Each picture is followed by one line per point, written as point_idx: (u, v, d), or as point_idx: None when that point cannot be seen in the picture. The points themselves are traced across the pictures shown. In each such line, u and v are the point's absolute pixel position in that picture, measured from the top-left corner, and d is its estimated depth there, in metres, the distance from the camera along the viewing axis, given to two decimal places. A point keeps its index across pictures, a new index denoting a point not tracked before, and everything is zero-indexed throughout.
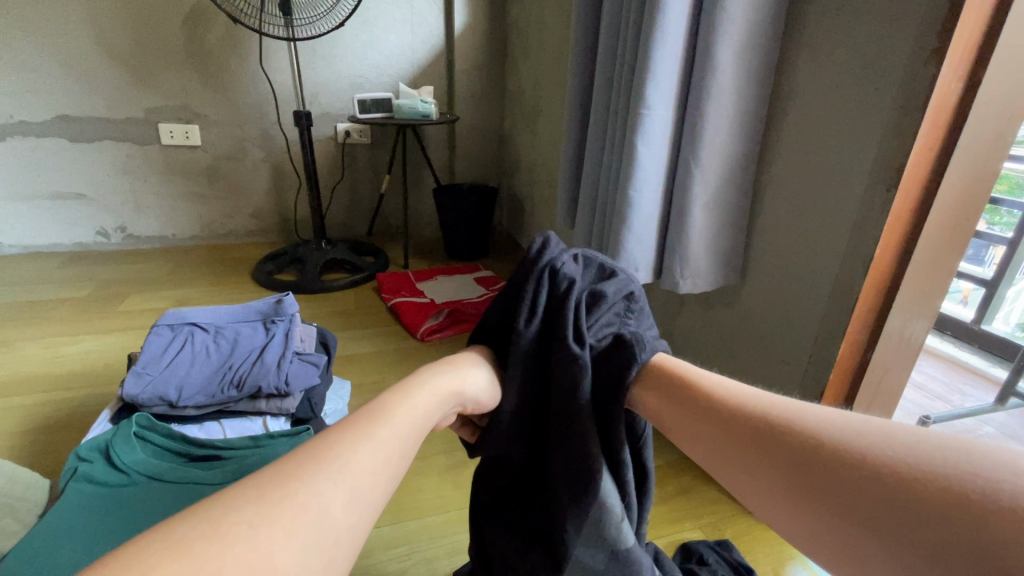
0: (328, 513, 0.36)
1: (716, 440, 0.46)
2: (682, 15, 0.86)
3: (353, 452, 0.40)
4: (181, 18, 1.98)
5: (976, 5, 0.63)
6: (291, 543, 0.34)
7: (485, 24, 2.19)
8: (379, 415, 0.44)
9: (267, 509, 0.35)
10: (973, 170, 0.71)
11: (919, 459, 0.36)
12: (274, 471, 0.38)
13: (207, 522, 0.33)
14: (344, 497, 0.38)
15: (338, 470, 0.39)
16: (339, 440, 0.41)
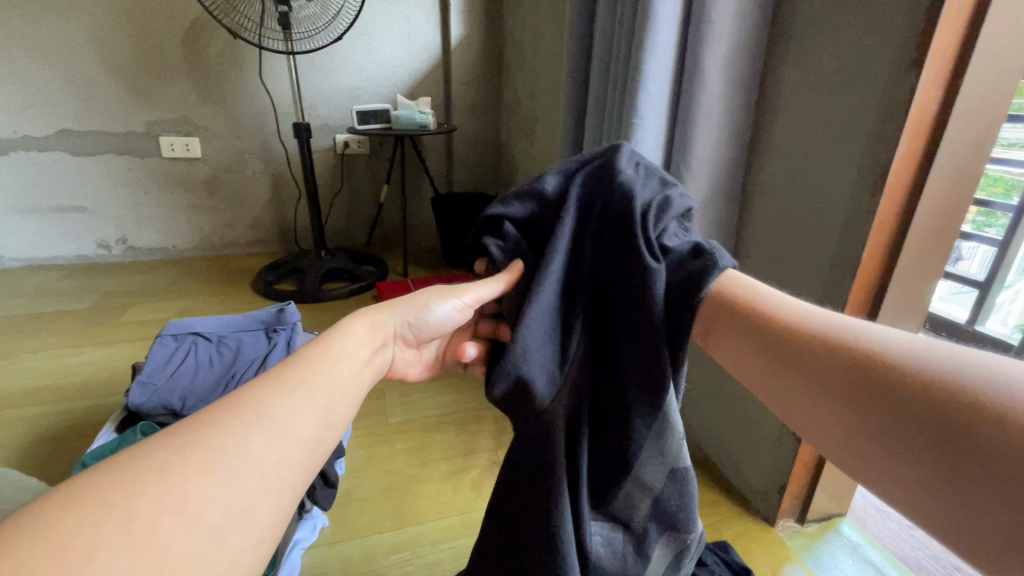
0: (246, 455, 0.37)
1: (764, 354, 0.45)
2: (671, 29, 0.88)
3: (284, 394, 0.43)
4: (181, 32, 2.01)
5: (953, 17, 0.65)
6: (210, 487, 0.35)
7: (481, 35, 2.22)
8: (314, 363, 0.48)
9: (182, 456, 0.36)
10: (954, 174, 0.73)
11: (951, 366, 0.35)
12: (197, 419, 0.39)
13: (119, 474, 0.33)
14: (266, 442, 0.39)
15: (258, 419, 0.40)
16: (268, 381, 0.44)
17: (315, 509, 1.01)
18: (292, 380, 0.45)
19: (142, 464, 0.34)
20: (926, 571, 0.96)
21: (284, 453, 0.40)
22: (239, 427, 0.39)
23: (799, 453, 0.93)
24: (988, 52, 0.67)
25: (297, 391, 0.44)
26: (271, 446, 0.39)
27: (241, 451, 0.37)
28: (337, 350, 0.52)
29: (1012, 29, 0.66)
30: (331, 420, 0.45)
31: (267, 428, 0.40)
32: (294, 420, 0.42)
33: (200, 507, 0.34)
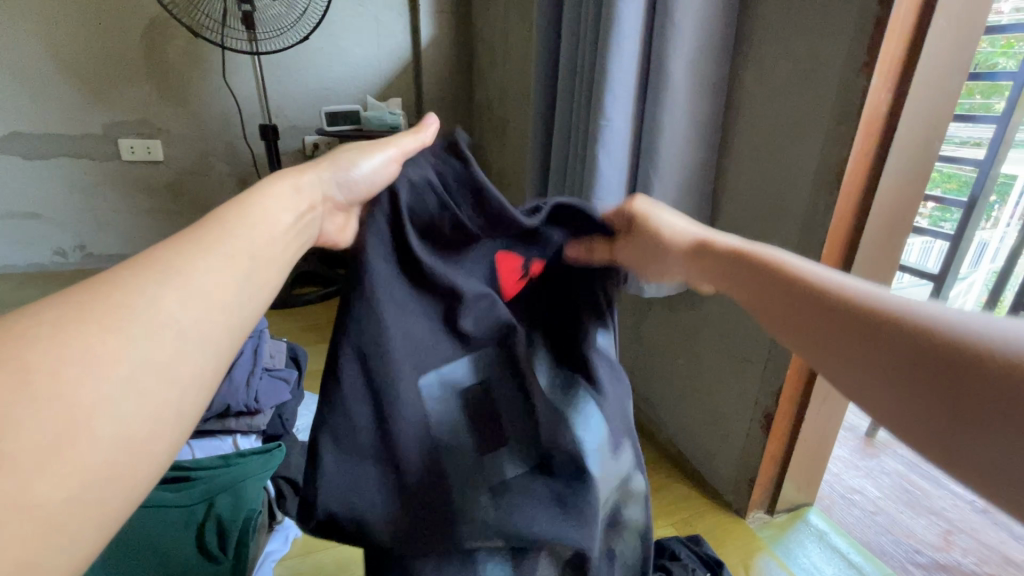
0: (164, 319, 0.34)
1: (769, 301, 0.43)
2: (636, 32, 0.90)
3: (194, 265, 0.37)
4: (140, 32, 1.94)
5: (899, 21, 0.67)
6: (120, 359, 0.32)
7: (451, 36, 2.21)
8: (221, 235, 0.40)
9: (100, 324, 0.32)
10: (905, 174, 0.76)
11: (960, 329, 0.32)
12: (119, 276, 0.35)
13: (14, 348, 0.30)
14: (183, 302, 0.36)
15: (178, 279, 0.36)
16: (164, 254, 0.38)
17: (287, 519, 0.99)
18: (205, 250, 0.39)
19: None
20: (888, 555, 1.00)
21: (180, 335, 0.35)
22: (134, 302, 0.34)
23: (767, 446, 0.96)
24: (934, 57, 0.70)
25: (205, 265, 0.38)
26: (177, 334, 0.34)
27: (123, 336, 0.32)
28: (255, 218, 0.43)
29: (954, 36, 0.69)
30: (252, 286, 0.40)
31: (170, 312, 0.35)
32: (202, 296, 0.36)
33: (92, 404, 0.30)
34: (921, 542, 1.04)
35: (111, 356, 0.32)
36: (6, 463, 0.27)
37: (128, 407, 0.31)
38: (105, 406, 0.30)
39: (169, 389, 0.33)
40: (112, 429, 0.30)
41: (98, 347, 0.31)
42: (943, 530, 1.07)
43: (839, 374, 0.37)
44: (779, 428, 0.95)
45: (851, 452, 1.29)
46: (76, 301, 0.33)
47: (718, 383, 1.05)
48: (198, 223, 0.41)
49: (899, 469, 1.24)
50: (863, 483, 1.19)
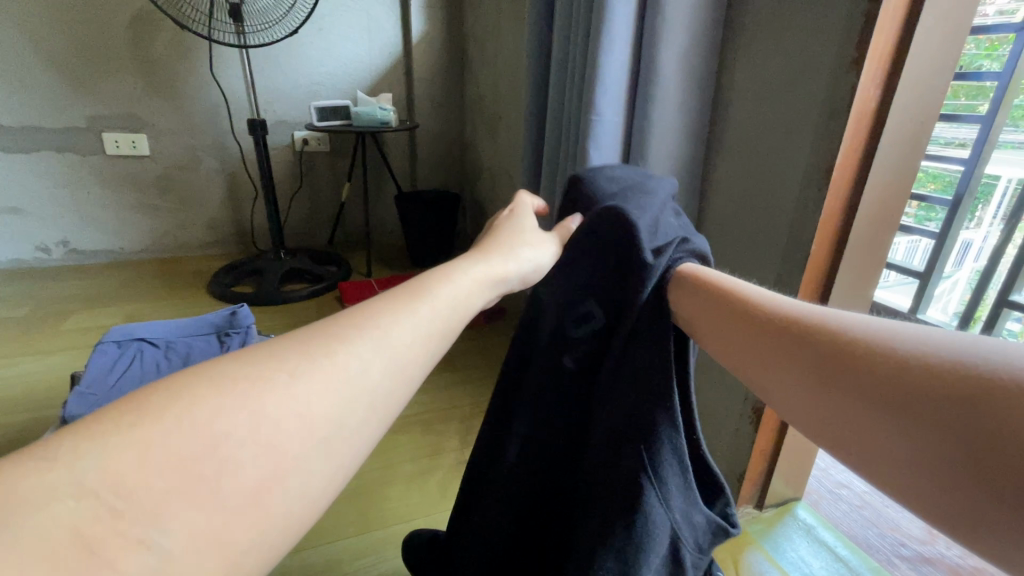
0: (370, 375, 0.33)
1: (748, 332, 0.41)
2: (626, 27, 0.90)
3: (389, 321, 0.37)
4: (125, 23, 1.91)
5: (889, 16, 0.67)
6: (324, 398, 0.31)
7: (443, 31, 2.20)
8: (416, 297, 0.39)
9: (311, 357, 0.32)
10: (894, 170, 0.77)
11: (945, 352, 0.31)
12: (321, 327, 0.35)
13: (221, 380, 0.29)
14: (389, 363, 0.35)
15: (382, 334, 0.36)
16: (371, 310, 0.37)
17: None
18: (403, 309, 0.38)
19: (208, 381, 0.29)
20: (874, 548, 1.01)
21: (370, 401, 0.33)
22: (348, 351, 0.34)
23: (756, 441, 0.97)
24: (922, 52, 0.70)
25: (401, 323, 0.37)
26: (372, 395, 0.33)
27: (323, 391, 0.31)
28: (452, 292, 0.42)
29: (943, 31, 0.70)
30: (436, 338, 0.38)
31: (374, 374, 0.34)
32: (395, 358, 0.35)
33: (297, 458, 0.29)
34: (907, 535, 1.05)
35: (315, 414, 0.30)
36: (211, 508, 0.26)
37: (318, 466, 0.30)
38: (306, 467, 0.29)
39: (347, 455, 0.31)
40: (301, 488, 0.29)
41: (308, 400, 0.30)
42: (928, 523, 1.09)
43: (835, 425, 0.34)
44: (769, 423, 0.95)
45: None
46: (285, 342, 0.33)
47: (708, 378, 1.05)
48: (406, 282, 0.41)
49: None
50: (850, 478, 1.21)
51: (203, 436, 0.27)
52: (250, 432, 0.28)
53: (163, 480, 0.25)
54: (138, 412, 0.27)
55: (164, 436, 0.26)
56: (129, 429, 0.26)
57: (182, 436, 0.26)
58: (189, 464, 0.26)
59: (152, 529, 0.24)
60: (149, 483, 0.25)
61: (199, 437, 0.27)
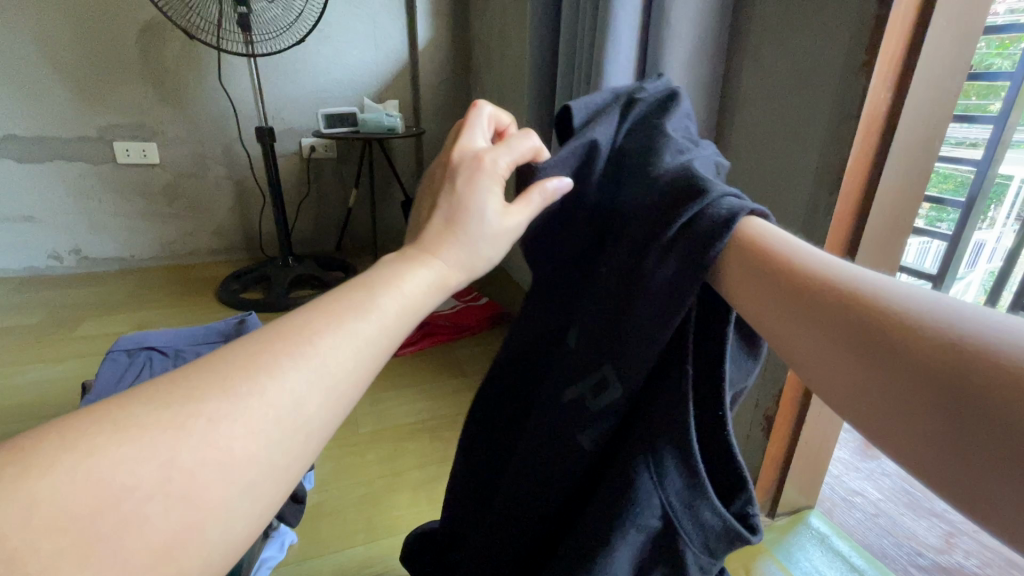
0: (299, 410, 0.32)
1: (780, 292, 0.35)
2: (632, 35, 0.90)
3: (334, 348, 0.34)
4: (136, 33, 1.93)
5: (899, 20, 0.67)
6: (241, 443, 0.30)
7: (449, 37, 2.20)
8: (362, 304, 0.37)
9: (231, 394, 0.31)
10: (906, 173, 0.75)
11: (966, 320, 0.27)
12: (249, 347, 0.33)
13: (121, 429, 0.28)
14: (319, 392, 0.33)
15: (316, 357, 0.33)
16: (301, 327, 0.34)
17: (283, 526, 0.97)
18: (334, 321, 0.35)
19: (100, 430, 0.28)
20: (890, 557, 0.99)
21: (298, 437, 0.32)
22: (266, 381, 0.32)
23: (768, 448, 0.95)
24: (934, 56, 0.69)
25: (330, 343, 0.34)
26: (298, 422, 0.32)
27: (233, 437, 0.30)
28: (408, 291, 0.39)
29: (954, 34, 0.69)
30: (376, 355, 0.36)
31: (303, 408, 0.32)
32: (332, 386, 0.34)
33: (210, 505, 0.28)
34: (923, 544, 1.03)
35: (236, 456, 0.29)
36: (117, 564, 0.26)
37: (237, 506, 0.29)
38: (223, 514, 0.29)
39: (276, 483, 0.31)
40: (218, 538, 0.29)
41: (225, 442, 0.29)
42: (944, 531, 1.07)
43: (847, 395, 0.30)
44: (781, 431, 0.94)
45: (851, 453, 1.30)
46: (198, 380, 0.31)
47: None
48: (345, 288, 0.38)
49: (900, 470, 1.24)
50: (864, 485, 1.19)
51: (96, 497, 0.26)
52: (154, 488, 0.27)
53: (57, 544, 0.25)
54: (25, 468, 0.26)
55: (60, 492, 0.25)
56: (13, 491, 0.25)
57: (81, 492, 0.26)
58: (94, 519, 0.26)
59: None
60: (38, 547, 0.24)
61: (94, 497, 0.26)
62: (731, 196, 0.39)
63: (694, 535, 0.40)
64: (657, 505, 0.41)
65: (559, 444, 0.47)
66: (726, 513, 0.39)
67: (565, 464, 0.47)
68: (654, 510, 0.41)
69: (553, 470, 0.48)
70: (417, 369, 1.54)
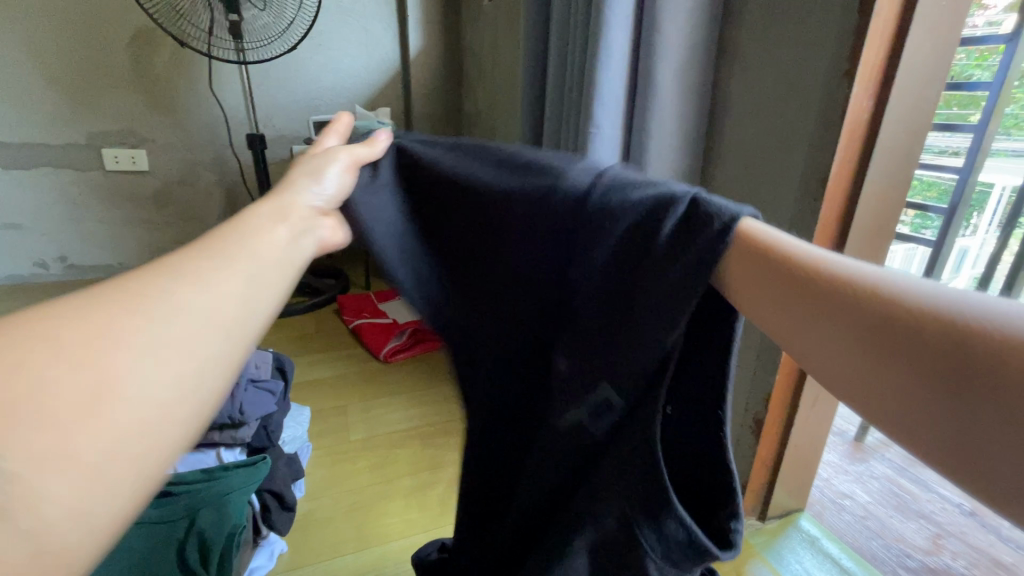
0: (196, 303, 0.38)
1: (782, 291, 0.35)
2: (622, 45, 0.91)
3: (219, 265, 0.41)
4: (126, 40, 1.93)
5: (878, 30, 0.69)
6: (147, 330, 0.35)
7: (441, 46, 2.22)
8: (235, 246, 0.43)
9: (122, 304, 0.36)
10: (888, 180, 0.77)
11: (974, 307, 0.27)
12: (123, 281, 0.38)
13: (32, 339, 0.32)
14: (214, 289, 0.40)
15: (199, 271, 0.40)
16: (178, 263, 0.40)
17: (273, 535, 0.96)
18: (214, 256, 0.42)
19: (11, 340, 0.31)
20: (879, 559, 1.00)
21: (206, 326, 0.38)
22: (163, 294, 0.37)
23: (758, 451, 0.96)
24: (912, 66, 0.71)
25: (223, 269, 0.41)
26: (207, 321, 0.38)
27: (144, 339, 0.35)
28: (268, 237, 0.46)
29: (932, 44, 0.71)
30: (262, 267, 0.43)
31: (201, 303, 0.38)
32: (224, 287, 0.40)
33: (132, 382, 0.33)
34: (911, 546, 1.04)
35: (147, 344, 0.34)
36: (59, 438, 0.29)
37: (165, 392, 0.34)
38: (149, 392, 0.33)
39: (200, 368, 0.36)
40: (151, 413, 0.33)
41: (132, 333, 0.34)
42: (932, 533, 1.08)
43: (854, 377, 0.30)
44: (770, 433, 0.95)
45: (840, 456, 1.32)
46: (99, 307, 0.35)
47: None
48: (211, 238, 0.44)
49: (888, 473, 1.26)
50: (853, 488, 1.20)
51: (26, 399, 0.29)
52: (78, 386, 0.31)
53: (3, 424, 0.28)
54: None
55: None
56: None
57: (1, 387, 0.29)
58: (27, 413, 0.29)
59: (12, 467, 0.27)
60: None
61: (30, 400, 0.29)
62: (716, 200, 0.38)
63: (655, 546, 0.42)
64: (614, 510, 0.43)
65: (552, 444, 0.48)
66: (692, 526, 0.40)
67: (557, 463, 0.49)
68: (613, 513, 0.43)
69: (547, 469, 0.49)
70: (410, 377, 1.54)
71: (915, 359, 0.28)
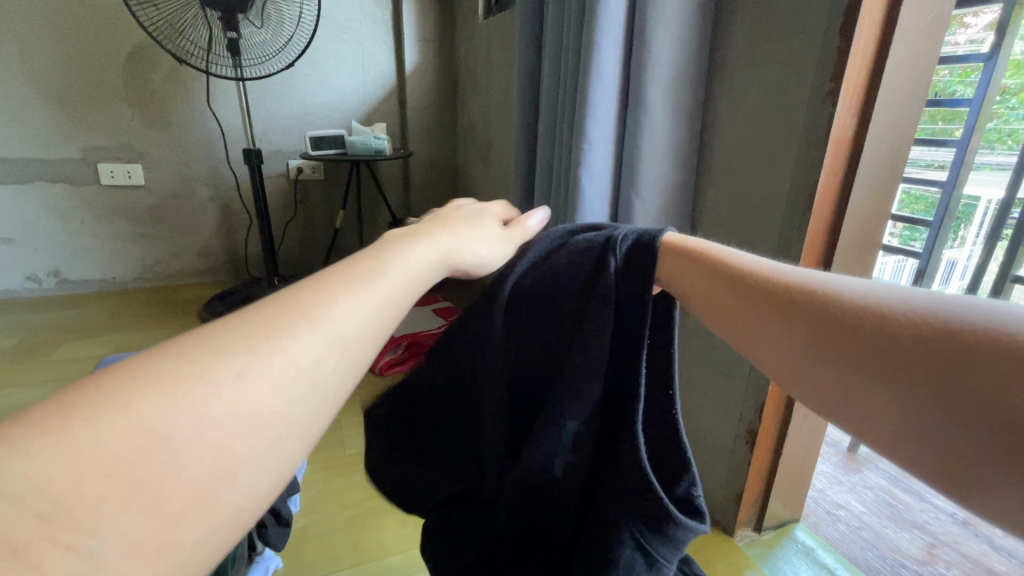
0: (318, 354, 0.32)
1: (757, 308, 0.39)
2: (614, 64, 0.93)
3: (343, 301, 0.35)
4: (124, 57, 1.95)
5: (859, 51, 0.71)
6: (259, 383, 0.30)
7: (437, 62, 2.26)
8: (369, 274, 0.38)
9: (255, 341, 0.31)
10: (872, 194, 0.79)
11: (966, 311, 0.30)
12: (261, 308, 0.33)
13: (166, 371, 0.28)
14: (334, 335, 0.33)
15: (326, 309, 0.34)
16: (310, 293, 0.35)
17: (268, 551, 0.94)
18: (344, 287, 0.36)
19: (139, 374, 0.28)
20: (874, 569, 1.01)
21: (318, 386, 0.32)
22: (292, 335, 0.32)
23: (752, 462, 0.97)
24: (893, 85, 0.73)
25: (358, 301, 0.36)
26: (322, 374, 0.32)
27: (263, 383, 0.30)
28: (400, 268, 0.40)
29: (911, 64, 0.73)
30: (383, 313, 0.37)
31: (320, 353, 0.32)
32: (342, 336, 0.34)
33: (239, 450, 0.28)
34: (906, 556, 1.05)
35: (263, 405, 0.30)
36: (149, 508, 0.25)
37: (263, 459, 0.29)
38: (249, 463, 0.29)
39: (298, 439, 0.31)
40: (246, 484, 0.29)
41: (250, 388, 0.29)
42: (926, 542, 1.09)
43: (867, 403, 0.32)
44: (764, 443, 0.96)
45: (835, 467, 1.33)
46: (215, 334, 0.31)
47: (700, 400, 1.06)
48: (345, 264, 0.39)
49: (882, 484, 1.27)
50: (847, 499, 1.21)
51: (103, 460, 0.25)
52: (192, 437, 0.27)
53: (98, 487, 0.25)
54: (67, 419, 0.26)
55: (98, 435, 0.25)
56: (63, 432, 0.25)
57: (114, 434, 0.26)
58: (81, 489, 0.24)
59: (88, 528, 0.24)
60: (81, 489, 0.24)
61: (131, 438, 0.26)
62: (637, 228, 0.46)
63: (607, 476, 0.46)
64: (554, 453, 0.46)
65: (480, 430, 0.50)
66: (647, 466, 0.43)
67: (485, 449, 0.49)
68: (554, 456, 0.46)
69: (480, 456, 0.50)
70: None
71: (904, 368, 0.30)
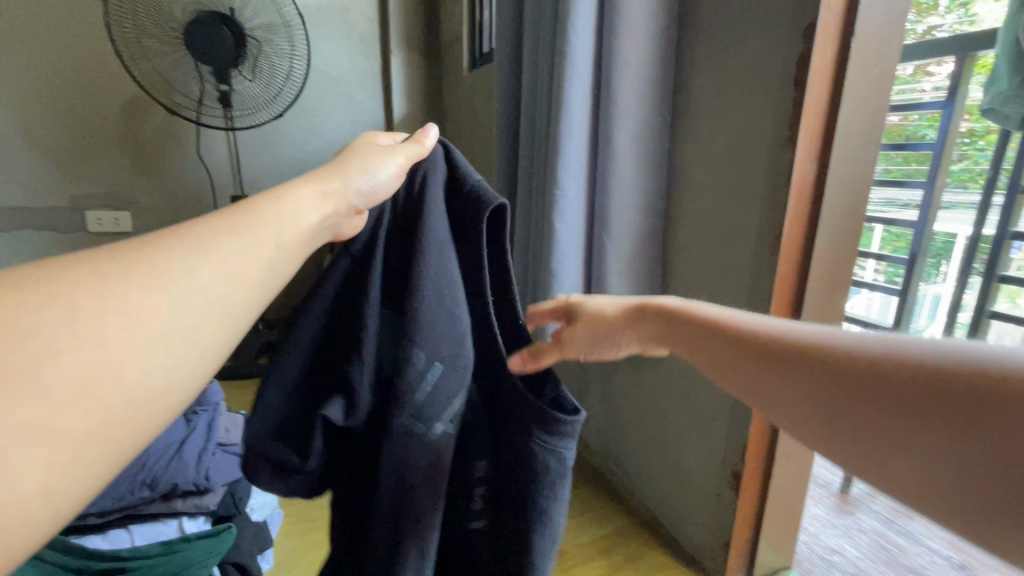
0: (200, 278, 0.33)
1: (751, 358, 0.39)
2: (583, 114, 0.97)
3: (228, 239, 0.36)
4: (118, 109, 2.00)
5: (813, 102, 0.75)
6: (152, 299, 0.31)
7: (423, 111, 2.34)
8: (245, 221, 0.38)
9: (141, 264, 0.32)
10: (837, 234, 0.81)
11: (951, 351, 0.29)
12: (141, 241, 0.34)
13: (79, 273, 0.30)
14: (216, 265, 0.34)
15: (208, 242, 0.35)
16: (190, 229, 0.35)
17: None
18: (225, 228, 0.36)
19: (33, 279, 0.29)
20: None
21: (208, 301, 0.33)
22: (171, 266, 0.32)
23: (739, 505, 0.94)
24: (847, 131, 0.77)
25: (239, 243, 0.36)
26: (207, 299, 0.33)
27: (155, 300, 0.31)
28: (287, 209, 0.40)
29: (864, 111, 0.77)
30: (269, 256, 0.37)
31: (204, 276, 0.33)
32: (233, 274, 0.35)
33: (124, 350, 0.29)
34: None
35: (144, 314, 0.30)
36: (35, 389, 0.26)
37: (153, 368, 0.30)
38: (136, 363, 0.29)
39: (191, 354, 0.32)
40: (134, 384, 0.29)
41: (137, 301, 0.30)
42: None
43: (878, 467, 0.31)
44: (749, 487, 0.94)
45: (827, 509, 1.30)
46: (113, 251, 0.32)
47: (685, 440, 1.06)
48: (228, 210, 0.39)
49: (876, 526, 1.24)
50: (841, 542, 1.18)
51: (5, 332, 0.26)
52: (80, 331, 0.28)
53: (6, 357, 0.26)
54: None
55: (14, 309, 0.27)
56: None
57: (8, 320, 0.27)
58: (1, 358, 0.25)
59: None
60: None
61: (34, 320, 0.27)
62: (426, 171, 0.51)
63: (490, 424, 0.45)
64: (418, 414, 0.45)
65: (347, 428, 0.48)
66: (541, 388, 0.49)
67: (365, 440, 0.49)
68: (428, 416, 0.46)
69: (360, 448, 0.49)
70: None
71: (881, 403, 0.30)
